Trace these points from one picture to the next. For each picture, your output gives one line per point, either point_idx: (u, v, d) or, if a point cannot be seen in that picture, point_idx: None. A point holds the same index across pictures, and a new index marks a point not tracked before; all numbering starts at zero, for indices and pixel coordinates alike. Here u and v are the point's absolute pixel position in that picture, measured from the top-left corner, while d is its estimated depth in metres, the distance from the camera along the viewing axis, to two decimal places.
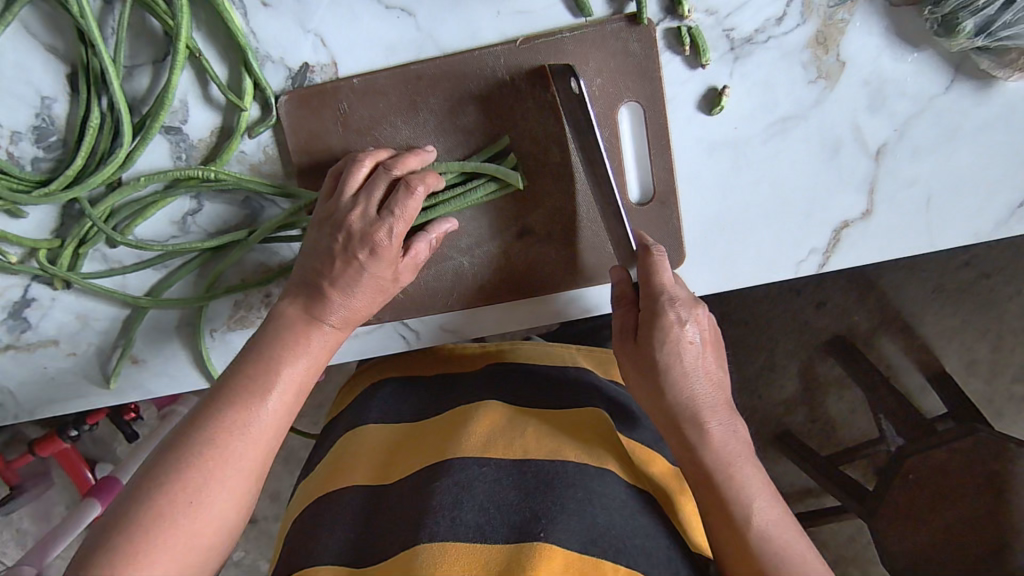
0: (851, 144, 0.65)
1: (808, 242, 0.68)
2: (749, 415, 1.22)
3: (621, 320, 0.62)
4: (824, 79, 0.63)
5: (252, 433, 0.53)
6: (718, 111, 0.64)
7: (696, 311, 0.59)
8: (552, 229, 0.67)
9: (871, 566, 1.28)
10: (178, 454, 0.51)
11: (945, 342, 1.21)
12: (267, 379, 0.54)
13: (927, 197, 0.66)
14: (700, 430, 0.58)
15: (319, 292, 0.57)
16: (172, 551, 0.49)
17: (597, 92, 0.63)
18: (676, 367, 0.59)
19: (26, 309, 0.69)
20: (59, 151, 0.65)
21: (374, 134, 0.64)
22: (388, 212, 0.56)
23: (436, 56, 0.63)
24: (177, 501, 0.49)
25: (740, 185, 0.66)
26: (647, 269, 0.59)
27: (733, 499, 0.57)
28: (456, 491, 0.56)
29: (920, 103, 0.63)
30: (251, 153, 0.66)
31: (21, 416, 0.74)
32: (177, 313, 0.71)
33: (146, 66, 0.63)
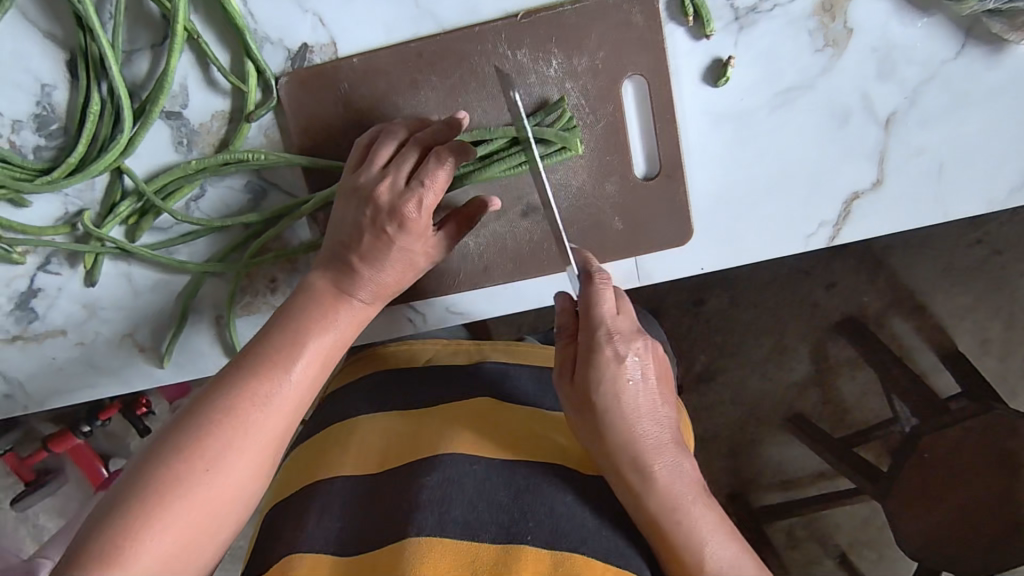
0: (860, 113, 0.64)
1: (817, 215, 0.67)
2: (761, 397, 1.22)
3: (562, 356, 0.58)
4: (831, 47, 0.62)
5: (273, 405, 0.53)
6: (723, 83, 0.63)
7: (636, 346, 0.56)
8: (558, 208, 0.66)
9: (886, 549, 1.27)
10: (201, 418, 0.51)
11: (956, 321, 1.19)
12: (295, 349, 0.55)
13: (938, 166, 0.65)
14: (642, 476, 0.54)
15: (349, 266, 0.59)
16: (186, 515, 0.48)
17: (600, 65, 0.62)
18: (615, 411, 0.55)
19: (33, 299, 0.70)
20: (61, 139, 0.65)
21: (376, 114, 0.64)
22: (416, 183, 0.57)
23: (435, 32, 0.62)
24: (195, 466, 0.49)
25: (747, 158, 0.65)
26: (587, 298, 0.55)
27: (684, 544, 0.54)
28: (445, 489, 0.55)
29: (929, 69, 0.62)
30: (253, 137, 0.65)
31: (31, 408, 0.74)
32: (208, 299, 0.71)
33: (145, 50, 0.63)
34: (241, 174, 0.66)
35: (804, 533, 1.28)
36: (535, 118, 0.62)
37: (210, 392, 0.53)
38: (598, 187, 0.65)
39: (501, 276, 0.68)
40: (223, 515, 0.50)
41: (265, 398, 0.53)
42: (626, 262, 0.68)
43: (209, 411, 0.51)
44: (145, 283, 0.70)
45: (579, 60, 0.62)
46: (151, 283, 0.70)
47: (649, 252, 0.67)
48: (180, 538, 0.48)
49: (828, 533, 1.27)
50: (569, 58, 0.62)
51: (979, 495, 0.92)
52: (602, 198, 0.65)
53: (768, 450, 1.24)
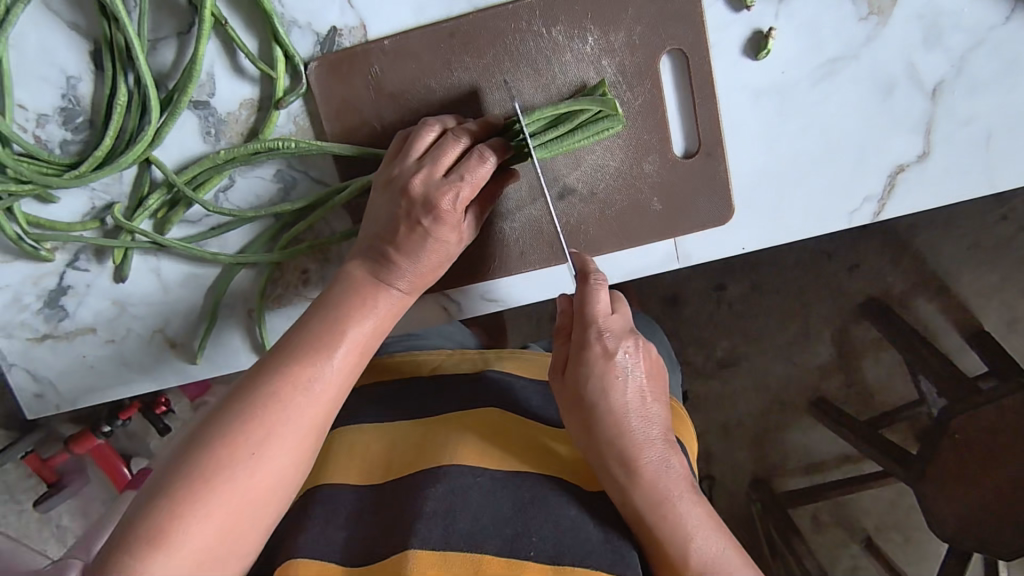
0: (905, 84, 0.62)
1: (861, 190, 0.65)
2: (785, 381, 1.21)
3: (556, 354, 0.60)
4: (876, 15, 0.61)
5: (316, 390, 0.53)
6: (764, 56, 0.61)
7: (627, 343, 0.58)
8: (595, 189, 0.64)
9: (913, 531, 1.25)
10: (244, 404, 0.50)
11: (983, 300, 1.17)
12: (335, 336, 0.55)
13: (987, 134, 0.63)
14: (632, 470, 0.55)
15: (387, 257, 0.58)
16: (228, 501, 0.47)
17: (637, 41, 0.61)
18: (603, 404, 0.57)
19: (63, 297, 0.69)
20: (86, 132, 0.64)
21: (408, 97, 0.62)
22: (458, 177, 0.56)
23: (468, 11, 0.61)
24: (239, 452, 0.49)
25: (788, 133, 0.63)
26: (582, 297, 0.58)
27: (672, 539, 0.54)
28: (451, 500, 0.53)
29: (977, 35, 0.61)
30: (282, 125, 0.64)
31: (63, 407, 0.73)
32: (239, 293, 0.69)
33: (171, 38, 0.61)
34: (270, 163, 0.65)
35: (830, 518, 1.26)
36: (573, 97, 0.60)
37: (253, 379, 0.52)
38: (636, 168, 0.64)
39: (538, 262, 0.66)
40: (266, 504, 0.49)
41: (306, 385, 0.52)
42: (665, 243, 0.66)
43: (251, 398, 0.51)
44: (176, 277, 0.69)
45: (616, 36, 0.60)
46: (181, 277, 0.69)
47: (689, 233, 0.66)
48: (223, 527, 0.47)
49: (854, 517, 1.26)
50: (606, 35, 0.60)
51: None
52: (640, 178, 0.64)
53: (793, 434, 1.23)
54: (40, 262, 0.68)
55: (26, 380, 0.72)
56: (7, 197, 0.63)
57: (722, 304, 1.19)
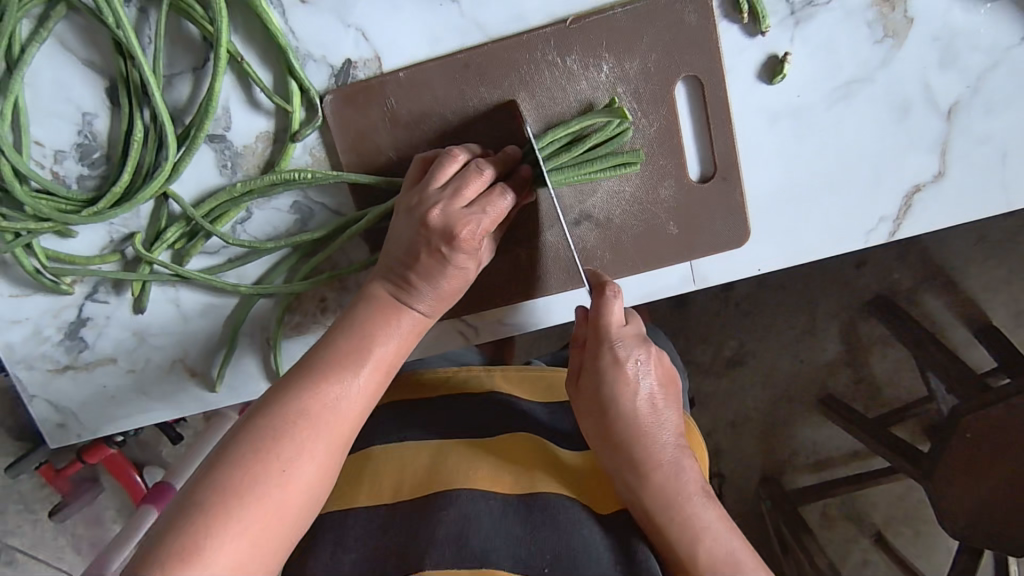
0: (921, 104, 0.62)
1: (877, 209, 0.65)
2: (794, 381, 1.21)
3: (573, 361, 0.61)
4: (891, 38, 0.61)
5: (342, 407, 0.55)
6: (780, 79, 0.61)
7: (639, 351, 0.58)
8: (611, 215, 0.64)
9: (923, 525, 1.26)
10: (274, 419, 0.52)
11: (992, 296, 1.17)
12: (360, 356, 0.56)
13: (1003, 153, 0.63)
14: (641, 473, 0.55)
15: (406, 281, 0.58)
16: (259, 517, 0.49)
17: (652, 67, 0.61)
18: (615, 409, 0.57)
19: (83, 328, 0.69)
20: (104, 167, 0.64)
21: (424, 127, 0.62)
22: (478, 209, 0.57)
23: (482, 41, 0.62)
24: (270, 468, 0.50)
25: (804, 155, 0.63)
26: (596, 307, 0.59)
27: (680, 539, 0.53)
28: (462, 522, 0.52)
29: (993, 56, 0.61)
30: (298, 157, 0.64)
31: (84, 435, 0.74)
32: (257, 322, 0.70)
33: (186, 74, 0.62)
34: (287, 195, 0.65)
35: (840, 513, 1.27)
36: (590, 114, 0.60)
37: (281, 394, 0.54)
38: (652, 192, 0.64)
39: (554, 287, 0.67)
40: (296, 518, 0.51)
41: (333, 403, 0.54)
42: (682, 266, 0.67)
43: (280, 417, 0.53)
44: (193, 307, 0.69)
45: (630, 64, 0.61)
46: (199, 307, 0.69)
47: (705, 256, 0.66)
48: (253, 539, 0.48)
49: (864, 512, 1.26)
50: (620, 62, 0.61)
51: None
52: (655, 203, 0.64)
53: (802, 432, 1.23)
54: (59, 295, 0.68)
55: (47, 410, 0.72)
56: (26, 234, 0.63)
57: (730, 305, 1.19)
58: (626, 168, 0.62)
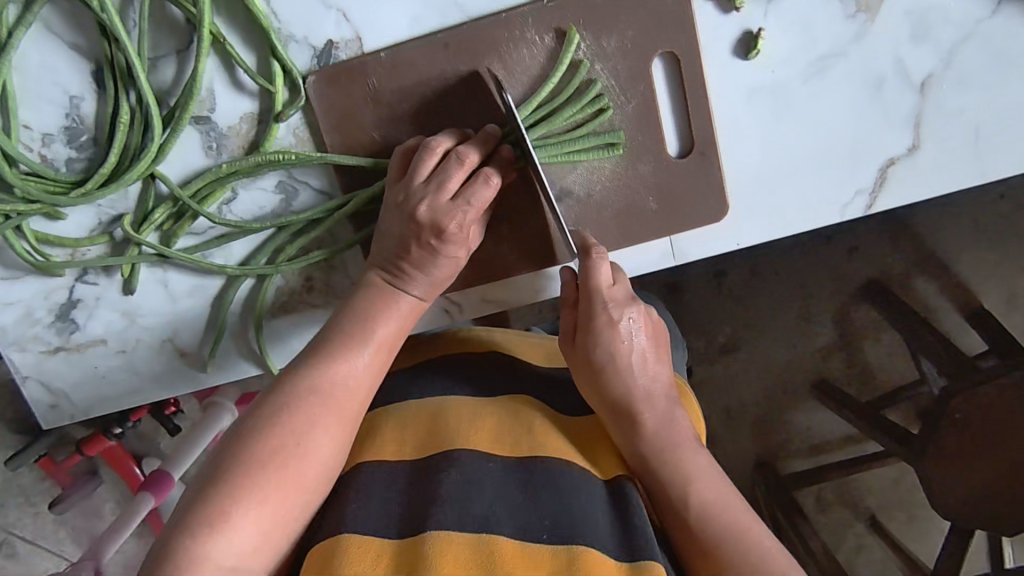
0: (894, 80, 0.64)
1: (852, 183, 0.66)
2: (787, 366, 1.22)
3: (564, 320, 0.64)
4: (864, 12, 0.62)
5: (352, 384, 0.57)
6: (755, 55, 0.63)
7: (631, 310, 0.62)
8: (592, 191, 0.65)
9: (917, 510, 1.27)
10: (288, 397, 0.55)
11: (982, 280, 1.18)
12: (366, 335, 0.59)
13: (975, 126, 0.64)
14: (634, 421, 0.59)
15: (400, 269, 0.60)
16: (280, 487, 0.52)
17: (629, 45, 0.62)
18: (609, 365, 0.61)
19: (74, 310, 0.71)
20: (91, 149, 0.65)
21: (407, 106, 0.64)
22: (463, 202, 0.59)
23: (461, 21, 0.63)
24: (287, 442, 0.53)
25: (780, 132, 0.65)
26: (584, 269, 0.61)
27: (673, 482, 0.57)
28: (467, 486, 0.54)
29: (965, 29, 0.62)
30: (283, 138, 0.65)
31: (77, 416, 0.75)
32: (242, 303, 0.71)
33: (171, 56, 0.63)
34: (272, 175, 0.66)
35: (835, 498, 1.28)
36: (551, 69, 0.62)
37: (293, 373, 0.57)
38: (632, 170, 0.65)
39: (536, 263, 0.68)
40: (314, 488, 0.54)
41: (343, 380, 0.57)
42: (662, 241, 0.68)
43: (291, 394, 0.55)
44: (181, 288, 0.71)
45: (608, 41, 0.62)
46: (186, 287, 0.71)
47: (685, 232, 0.67)
48: (276, 509, 0.51)
49: (858, 496, 1.28)
50: (599, 40, 0.62)
51: None
52: (635, 178, 0.65)
53: (797, 417, 1.24)
54: (50, 277, 0.69)
55: (40, 392, 0.73)
56: (15, 216, 0.64)
57: (722, 291, 1.20)
58: (613, 150, 0.64)
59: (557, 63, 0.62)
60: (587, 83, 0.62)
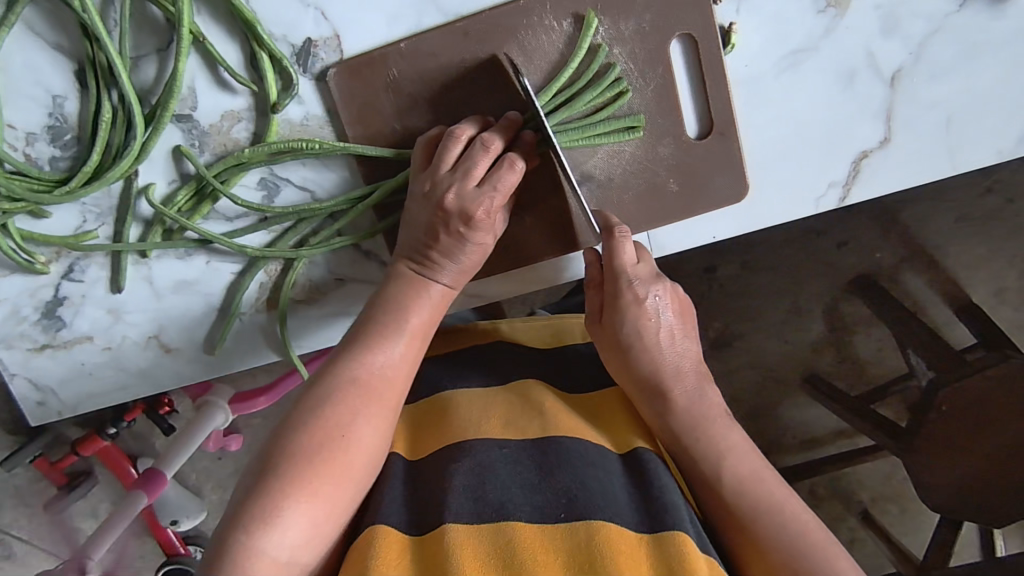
0: (865, 72, 0.65)
1: (826, 176, 0.68)
2: (779, 361, 1.22)
3: (590, 302, 0.64)
4: (834, 8, 0.64)
5: (389, 374, 0.56)
6: (730, 50, 0.64)
7: (657, 288, 0.62)
8: (613, 175, 0.65)
9: (908, 502, 1.28)
10: (327, 390, 0.53)
11: (971, 273, 1.19)
12: (401, 324, 0.57)
13: (946, 118, 0.66)
14: (665, 397, 0.60)
15: (429, 259, 0.59)
16: (328, 480, 0.50)
17: (647, 28, 0.61)
18: (638, 343, 0.61)
19: (59, 307, 0.70)
20: (76, 148, 0.64)
21: (427, 96, 0.63)
22: (490, 188, 0.57)
23: (438, 20, 0.62)
24: (330, 435, 0.51)
25: (757, 122, 0.66)
26: (607, 251, 0.61)
27: (706, 461, 0.58)
28: (478, 474, 0.54)
29: (934, 23, 0.64)
30: (297, 119, 0.65)
31: (65, 413, 0.74)
32: (259, 295, 0.71)
33: (152, 55, 0.63)
34: (255, 172, 0.66)
35: (827, 492, 1.27)
36: (570, 57, 0.61)
37: (330, 366, 0.55)
38: (652, 152, 0.64)
39: (554, 251, 0.66)
40: (359, 480, 0.52)
41: (380, 371, 0.55)
42: (639, 237, 0.68)
43: (333, 385, 0.54)
44: (167, 283, 0.70)
45: (625, 25, 0.61)
46: (172, 283, 0.70)
47: (712, 210, 0.66)
48: (325, 502, 0.49)
49: (850, 490, 1.27)
50: (616, 24, 0.61)
51: (1008, 440, 0.92)
52: (657, 161, 0.65)
53: (791, 411, 1.24)
54: (35, 275, 0.68)
55: (27, 389, 0.73)
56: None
57: (713, 287, 1.19)
58: (633, 133, 0.62)
59: (576, 47, 0.61)
60: (609, 65, 0.62)
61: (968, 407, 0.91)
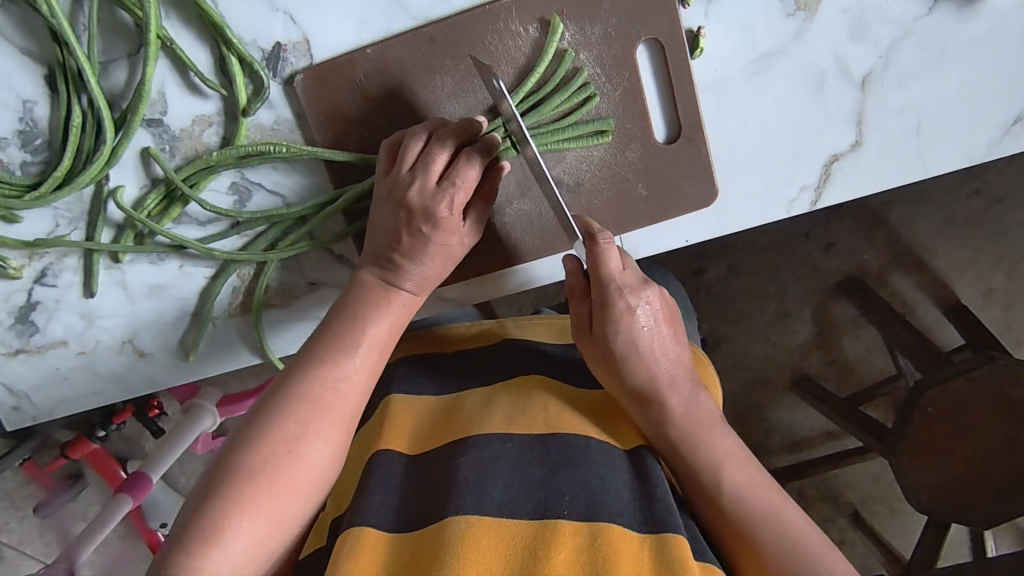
0: (835, 76, 0.64)
1: (798, 180, 0.68)
2: (767, 362, 1.22)
3: (577, 310, 0.63)
4: (802, 11, 0.62)
5: (343, 387, 0.55)
6: (698, 54, 0.63)
7: (645, 294, 0.61)
8: (581, 180, 0.65)
9: (898, 503, 1.28)
10: (276, 405, 0.53)
11: (958, 274, 1.18)
12: (356, 336, 0.57)
13: (917, 122, 0.66)
14: (663, 407, 0.59)
15: (392, 262, 0.59)
16: (272, 498, 0.50)
17: (613, 33, 0.61)
18: (633, 353, 0.60)
19: (33, 312, 0.70)
20: (46, 153, 0.64)
21: (394, 100, 0.63)
22: (449, 184, 0.57)
23: (407, 24, 0.62)
24: (277, 450, 0.52)
25: (726, 126, 0.66)
26: (594, 257, 0.60)
27: (702, 469, 0.58)
28: (482, 469, 0.54)
29: (902, 27, 0.63)
30: (268, 122, 0.65)
31: (40, 418, 0.75)
32: (236, 299, 0.72)
33: (122, 60, 0.62)
34: (226, 175, 0.66)
35: (816, 493, 1.28)
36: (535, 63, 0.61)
37: (283, 380, 0.55)
38: (619, 156, 0.65)
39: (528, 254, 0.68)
40: (306, 496, 0.53)
41: (334, 385, 0.55)
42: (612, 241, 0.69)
43: (285, 398, 0.54)
44: (140, 288, 0.70)
45: (592, 29, 0.61)
46: (145, 287, 0.70)
47: (680, 216, 0.68)
48: (270, 520, 0.50)
49: (840, 491, 1.28)
50: (582, 29, 0.61)
51: (989, 442, 0.92)
52: (624, 167, 0.65)
53: (779, 413, 1.24)
54: (7, 280, 0.68)
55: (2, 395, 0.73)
56: None
57: (699, 289, 1.20)
58: (602, 137, 0.63)
59: (542, 53, 0.61)
60: (575, 71, 0.62)
61: (952, 410, 0.93)
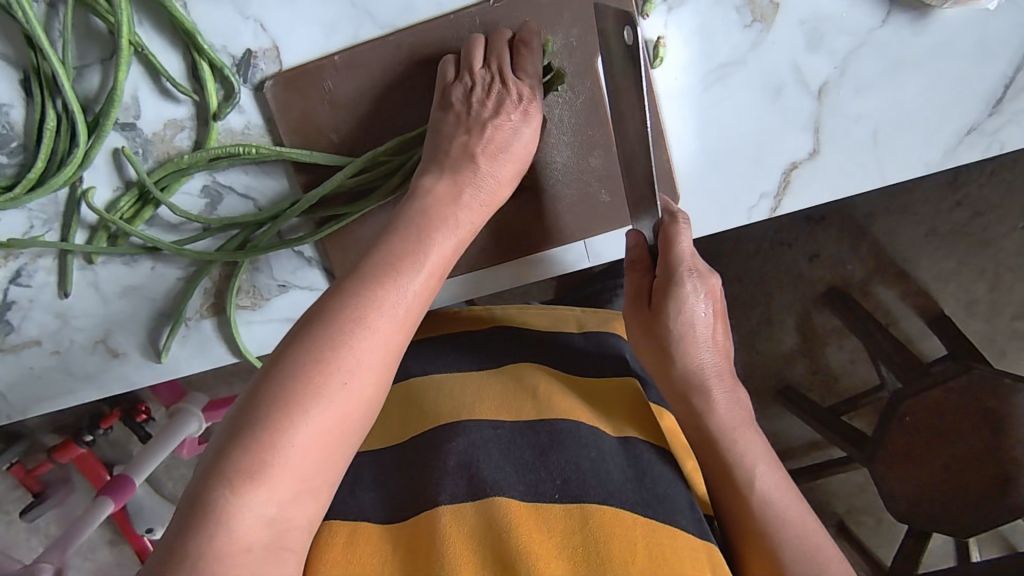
0: (794, 85, 0.66)
1: (759, 186, 0.69)
2: (750, 371, 1.23)
3: (636, 284, 0.65)
4: (760, 22, 0.64)
5: (399, 313, 0.51)
6: (659, 64, 0.65)
7: (710, 283, 0.64)
8: (546, 183, 0.68)
9: (883, 514, 1.28)
10: (325, 328, 0.48)
11: (941, 284, 1.19)
12: (412, 263, 0.53)
13: (874, 131, 0.67)
14: (707, 398, 0.63)
15: (471, 164, 0.61)
16: (323, 431, 0.46)
17: (575, 42, 0.63)
18: (687, 337, 0.63)
19: (7, 311, 0.70)
20: (22, 155, 0.66)
21: (361, 106, 0.65)
22: (524, 71, 0.62)
23: (374, 32, 0.64)
24: (330, 377, 0.47)
25: (687, 132, 0.67)
26: (669, 236, 0.61)
27: (737, 462, 0.60)
28: (470, 452, 0.58)
29: (857, 39, 0.64)
30: (238, 127, 0.67)
31: (14, 416, 0.76)
32: (210, 301, 0.73)
33: (95, 65, 0.64)
34: (198, 179, 0.67)
35: None
36: None
37: (333, 302, 0.50)
38: (583, 162, 0.67)
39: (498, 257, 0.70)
40: (355, 430, 0.48)
41: (390, 312, 0.50)
42: (576, 244, 0.71)
43: (337, 321, 0.49)
44: (115, 288, 0.71)
45: (555, 37, 0.63)
46: (120, 287, 0.71)
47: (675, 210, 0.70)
48: (318, 453, 0.46)
49: (824, 500, 1.29)
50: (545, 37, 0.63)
51: (964, 451, 0.92)
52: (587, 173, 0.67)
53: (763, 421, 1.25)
54: None
55: None
56: None
57: None
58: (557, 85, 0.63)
59: None
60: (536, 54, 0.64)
61: (930, 414, 0.95)
